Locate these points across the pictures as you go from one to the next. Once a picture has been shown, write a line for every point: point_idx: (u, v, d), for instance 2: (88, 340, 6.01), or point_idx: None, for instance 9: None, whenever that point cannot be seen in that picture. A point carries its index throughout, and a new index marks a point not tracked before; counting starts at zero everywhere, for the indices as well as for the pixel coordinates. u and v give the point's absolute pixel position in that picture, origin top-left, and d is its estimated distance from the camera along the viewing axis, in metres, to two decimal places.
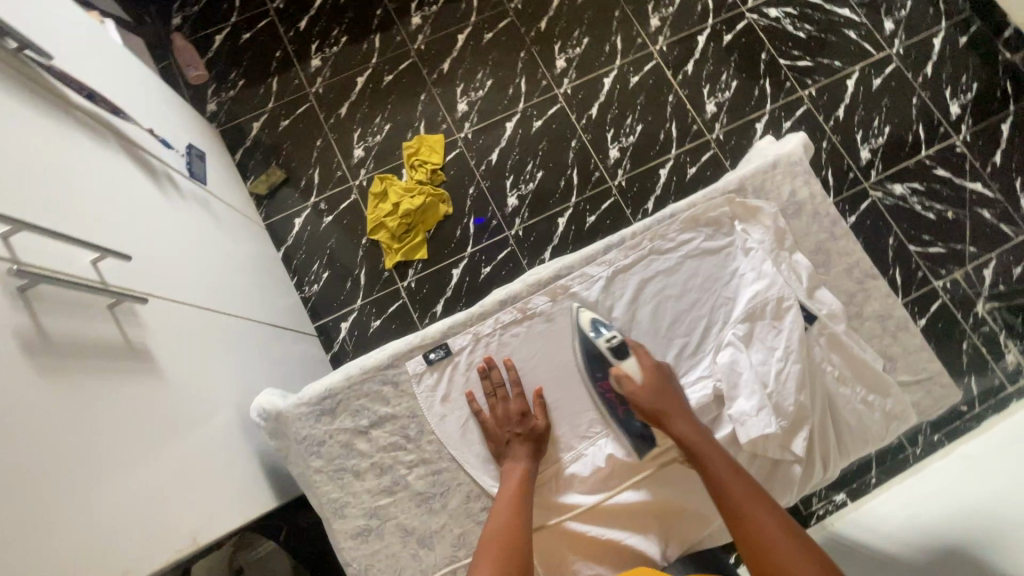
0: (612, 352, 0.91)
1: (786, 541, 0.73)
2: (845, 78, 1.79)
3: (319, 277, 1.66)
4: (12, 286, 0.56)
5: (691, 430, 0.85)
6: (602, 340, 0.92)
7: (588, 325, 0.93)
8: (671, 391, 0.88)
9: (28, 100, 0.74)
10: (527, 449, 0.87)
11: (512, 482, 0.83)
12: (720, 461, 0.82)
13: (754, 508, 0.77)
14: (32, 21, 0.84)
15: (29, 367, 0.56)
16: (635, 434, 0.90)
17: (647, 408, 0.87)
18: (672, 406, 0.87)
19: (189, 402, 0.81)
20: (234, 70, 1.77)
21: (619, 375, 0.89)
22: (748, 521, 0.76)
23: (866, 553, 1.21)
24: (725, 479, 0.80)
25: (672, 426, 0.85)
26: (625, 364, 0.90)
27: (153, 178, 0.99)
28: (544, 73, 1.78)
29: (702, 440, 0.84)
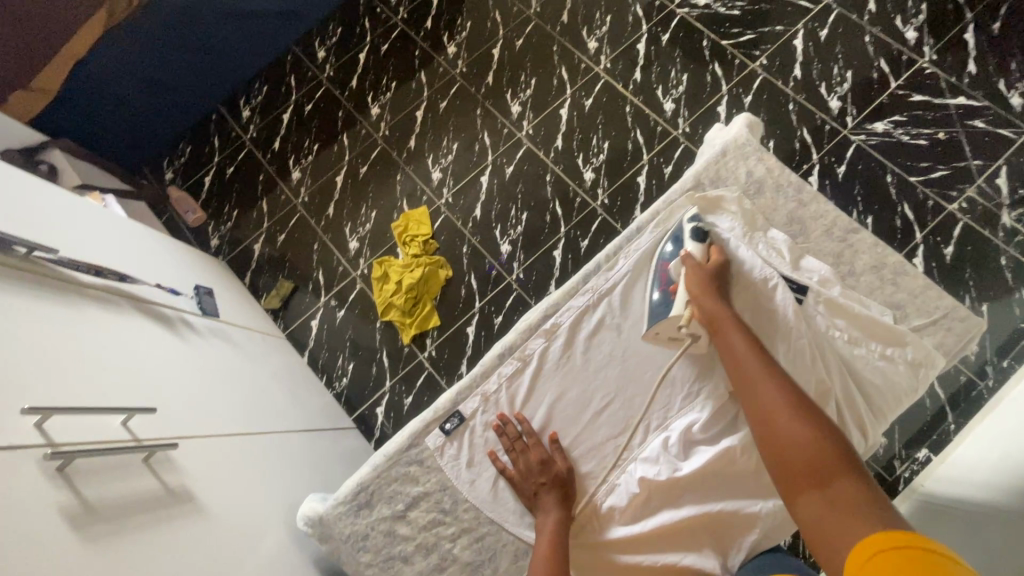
0: (692, 233, 0.94)
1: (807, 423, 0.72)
2: (791, 38, 1.80)
3: (345, 369, 1.72)
4: (49, 468, 0.62)
5: (722, 313, 0.86)
6: (689, 227, 0.95)
7: (689, 217, 0.97)
8: (719, 281, 0.90)
9: (47, 293, 0.84)
10: (556, 497, 0.86)
11: (547, 536, 0.82)
12: (745, 346, 0.83)
13: (770, 389, 0.77)
14: (38, 223, 0.96)
15: (74, 542, 0.61)
16: (656, 302, 0.94)
17: (693, 283, 0.89)
18: (710, 290, 0.89)
19: (238, 528, 0.85)
20: (227, 203, 1.91)
21: (683, 254, 0.92)
22: (758, 385, 0.78)
23: (963, 510, 1.12)
24: (747, 366, 0.81)
25: (706, 304, 0.87)
26: (691, 245, 0.93)
27: (167, 326, 1.08)
28: (503, 122, 1.86)
29: (731, 321, 0.85)
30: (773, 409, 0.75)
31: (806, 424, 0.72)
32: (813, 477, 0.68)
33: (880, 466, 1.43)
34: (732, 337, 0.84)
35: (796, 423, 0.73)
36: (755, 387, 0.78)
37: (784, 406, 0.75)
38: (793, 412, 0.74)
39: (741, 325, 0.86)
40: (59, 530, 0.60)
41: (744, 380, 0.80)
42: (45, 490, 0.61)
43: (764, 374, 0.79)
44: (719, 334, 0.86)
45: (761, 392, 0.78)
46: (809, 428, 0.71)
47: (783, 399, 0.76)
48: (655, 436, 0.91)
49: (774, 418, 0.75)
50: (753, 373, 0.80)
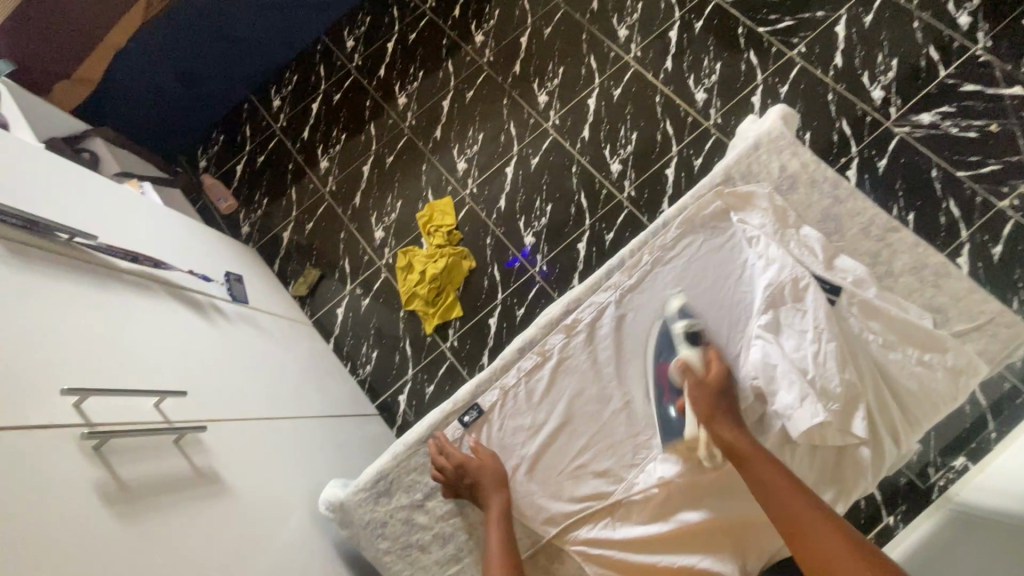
0: (687, 338, 0.91)
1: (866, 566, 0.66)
2: (832, 25, 1.72)
3: (369, 357, 1.75)
4: (87, 447, 0.65)
5: (743, 440, 0.81)
6: (679, 326, 0.92)
7: (677, 312, 0.93)
8: (726, 391, 0.86)
9: (86, 278, 0.88)
10: (496, 501, 0.87)
11: (495, 532, 0.84)
12: (780, 479, 0.76)
13: (817, 531, 0.71)
14: (80, 210, 1.00)
15: (109, 518, 0.64)
16: (671, 425, 0.89)
17: (701, 403, 0.85)
18: (721, 409, 0.84)
19: (263, 509, 0.88)
20: (257, 192, 1.96)
21: (681, 363, 0.89)
22: (801, 530, 0.71)
23: (1001, 524, 1.07)
24: (779, 501, 0.74)
25: (721, 430, 0.82)
26: (688, 354, 0.90)
27: (199, 311, 1.11)
28: (529, 112, 1.84)
29: (753, 448, 0.79)
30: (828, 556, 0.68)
31: (869, 569, 0.66)
32: None
33: (914, 473, 1.37)
34: (759, 470, 0.77)
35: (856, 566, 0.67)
36: (801, 532, 0.71)
37: (840, 550, 0.68)
38: (851, 557, 0.68)
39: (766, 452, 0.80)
40: (96, 507, 0.63)
41: (784, 522, 0.73)
42: (82, 468, 0.64)
43: (805, 513, 0.72)
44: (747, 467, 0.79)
45: (811, 538, 0.70)
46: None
47: (836, 544, 0.69)
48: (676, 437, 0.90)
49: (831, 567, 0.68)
50: (796, 513, 0.73)
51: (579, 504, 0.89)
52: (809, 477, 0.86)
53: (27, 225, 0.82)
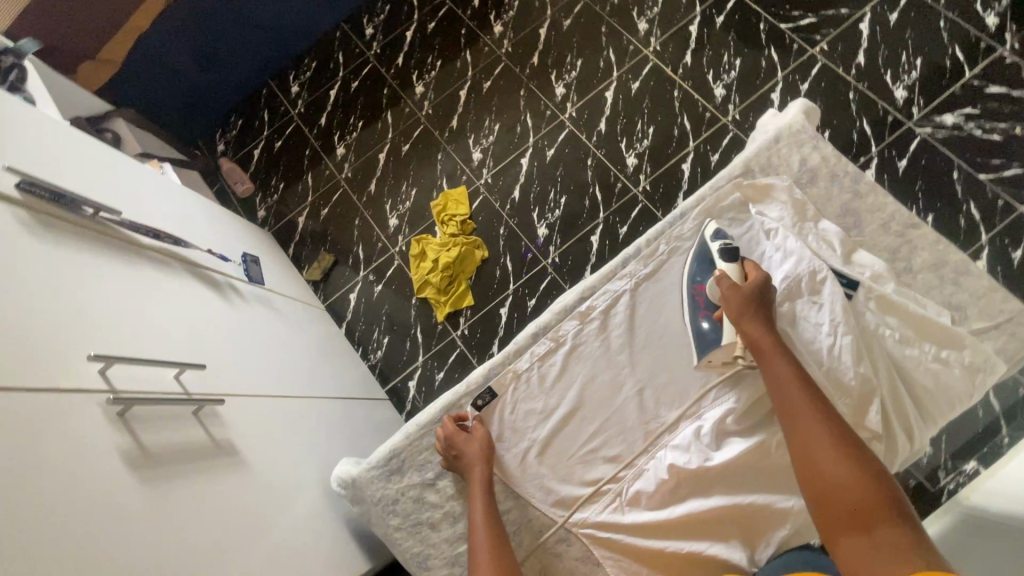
0: (723, 254, 0.90)
1: (846, 459, 0.71)
2: (856, 23, 1.70)
3: (380, 343, 1.76)
4: (111, 412, 0.67)
5: (767, 338, 0.82)
6: (715, 245, 0.91)
7: (711, 234, 0.93)
8: (763, 300, 0.85)
9: (109, 251, 0.89)
10: (482, 474, 0.87)
11: (480, 502, 0.85)
12: (788, 372, 0.79)
13: (812, 420, 0.75)
14: (104, 186, 1.02)
15: (130, 481, 0.65)
16: (702, 333, 0.90)
17: (733, 305, 0.85)
18: (757, 314, 0.84)
19: (276, 483, 0.89)
20: (274, 176, 1.97)
21: (716, 276, 0.88)
22: (798, 417, 0.76)
23: (1011, 527, 1.06)
24: (783, 391, 0.78)
25: (746, 327, 0.83)
26: (726, 266, 0.88)
27: (216, 290, 1.12)
28: (546, 104, 1.84)
29: (774, 347, 0.81)
30: (814, 443, 0.73)
31: (848, 463, 0.70)
32: (857, 521, 0.67)
33: (923, 475, 1.36)
34: (772, 364, 0.80)
35: (838, 458, 0.71)
36: (796, 417, 0.76)
37: (827, 440, 0.72)
38: (836, 449, 0.72)
39: (785, 351, 0.82)
40: (118, 469, 0.65)
41: (782, 408, 0.77)
42: (106, 431, 0.65)
43: (805, 405, 0.76)
44: (767, 363, 0.81)
45: (803, 424, 0.75)
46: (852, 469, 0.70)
47: (829, 440, 0.73)
48: (686, 426, 0.90)
49: (813, 451, 0.73)
50: (795, 402, 0.77)
51: (588, 488, 0.89)
52: None
53: (54, 197, 0.83)
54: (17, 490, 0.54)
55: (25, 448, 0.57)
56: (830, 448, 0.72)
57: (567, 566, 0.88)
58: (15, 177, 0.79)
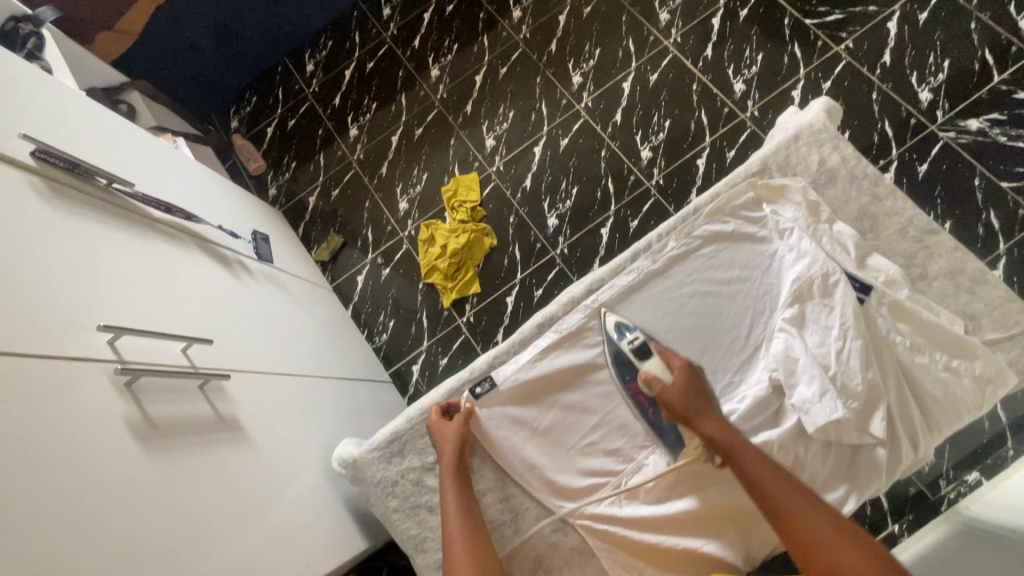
0: (636, 353, 0.90)
1: (848, 548, 0.70)
2: (884, 21, 1.66)
3: (386, 326, 1.77)
4: (118, 381, 0.68)
5: (725, 432, 0.82)
6: (625, 343, 0.90)
7: (615, 329, 0.91)
8: (698, 389, 0.85)
9: (121, 224, 0.90)
10: (450, 465, 0.86)
11: (451, 490, 0.85)
12: (762, 467, 0.78)
13: (803, 517, 0.73)
14: (118, 159, 1.02)
15: (135, 450, 0.66)
16: (665, 433, 0.89)
17: (677, 409, 0.84)
18: (701, 407, 0.84)
19: (279, 460, 0.90)
20: (286, 155, 1.97)
21: (644, 377, 0.87)
22: (788, 517, 0.74)
23: (1007, 539, 1.06)
24: (765, 489, 0.76)
25: (703, 427, 0.83)
26: (651, 365, 0.88)
27: (225, 266, 1.13)
28: (562, 93, 1.82)
29: (733, 441, 0.81)
30: (815, 541, 0.72)
31: (852, 551, 0.70)
32: None
33: (923, 484, 1.36)
34: (744, 461, 0.79)
35: (840, 547, 0.71)
36: (786, 517, 0.74)
37: (826, 532, 0.72)
38: (836, 539, 0.71)
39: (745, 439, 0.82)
40: (123, 438, 0.65)
41: (770, 510, 0.76)
42: (113, 400, 0.66)
43: (790, 501, 0.75)
44: (734, 460, 0.80)
45: (796, 523, 0.73)
46: (860, 556, 0.69)
47: (826, 531, 0.72)
48: None
49: (816, 549, 0.71)
50: (782, 502, 0.75)
51: (587, 480, 0.90)
52: (822, 475, 0.84)
53: (68, 167, 0.84)
54: (24, 452, 0.55)
55: (32, 412, 0.57)
56: (827, 537, 0.72)
57: (562, 556, 0.88)
58: (30, 144, 0.80)
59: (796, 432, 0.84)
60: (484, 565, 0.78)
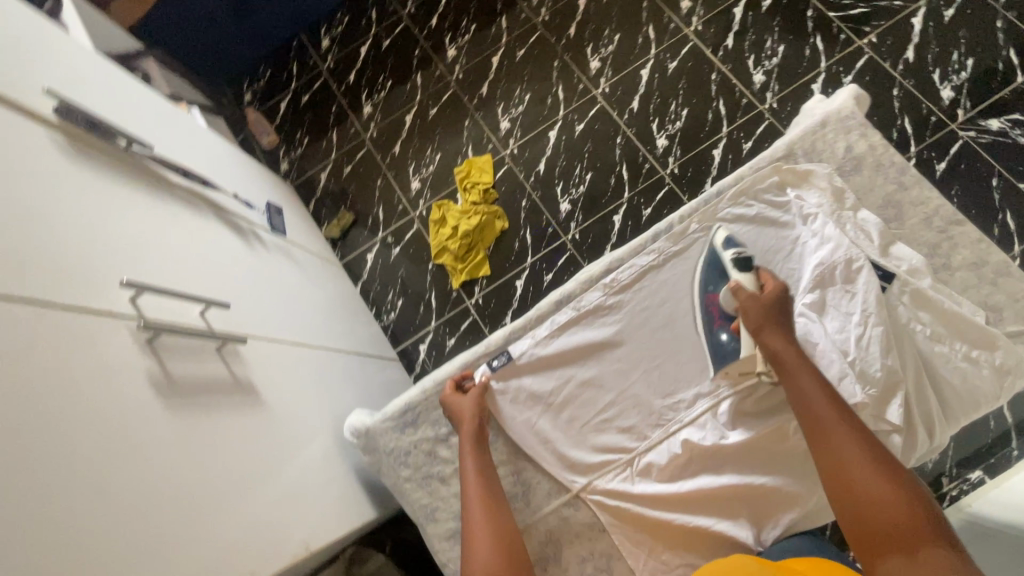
0: (736, 264, 0.90)
1: (879, 473, 0.70)
2: (908, 16, 1.64)
3: (394, 305, 1.77)
4: (139, 338, 0.68)
5: (791, 350, 0.82)
6: (726, 253, 0.92)
7: (722, 241, 0.93)
8: (783, 309, 0.85)
9: (141, 185, 0.89)
10: (471, 435, 0.87)
11: (471, 457, 0.86)
12: (816, 385, 0.79)
13: (841, 434, 0.74)
14: (138, 121, 1.02)
15: (155, 404, 0.66)
16: (721, 346, 0.90)
17: (752, 318, 0.85)
18: (778, 323, 0.84)
19: (292, 427, 0.91)
20: (299, 130, 1.96)
21: (732, 285, 0.88)
22: (825, 432, 0.75)
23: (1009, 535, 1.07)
24: (809, 405, 0.78)
25: (769, 339, 0.83)
26: (741, 276, 0.89)
27: (240, 235, 1.13)
28: (579, 77, 1.80)
29: (798, 359, 0.81)
30: (845, 456, 0.72)
31: (881, 477, 0.70)
32: (896, 539, 0.66)
33: (926, 480, 1.36)
34: (799, 376, 0.80)
35: (871, 470, 0.71)
36: (823, 431, 0.75)
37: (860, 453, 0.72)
38: (868, 462, 0.71)
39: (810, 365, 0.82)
40: (145, 392, 0.66)
41: (809, 424, 0.77)
42: (135, 355, 0.67)
43: (833, 419, 0.75)
44: (791, 375, 0.81)
45: (832, 438, 0.74)
46: (887, 482, 0.69)
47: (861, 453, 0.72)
48: (703, 403, 0.91)
49: (844, 463, 0.72)
50: (823, 417, 0.76)
51: (600, 456, 0.90)
52: None
53: (91, 126, 0.83)
54: (50, 397, 0.55)
55: (59, 360, 0.58)
56: (860, 459, 0.72)
57: (572, 531, 0.89)
58: (51, 100, 0.79)
59: None
60: (504, 538, 0.78)
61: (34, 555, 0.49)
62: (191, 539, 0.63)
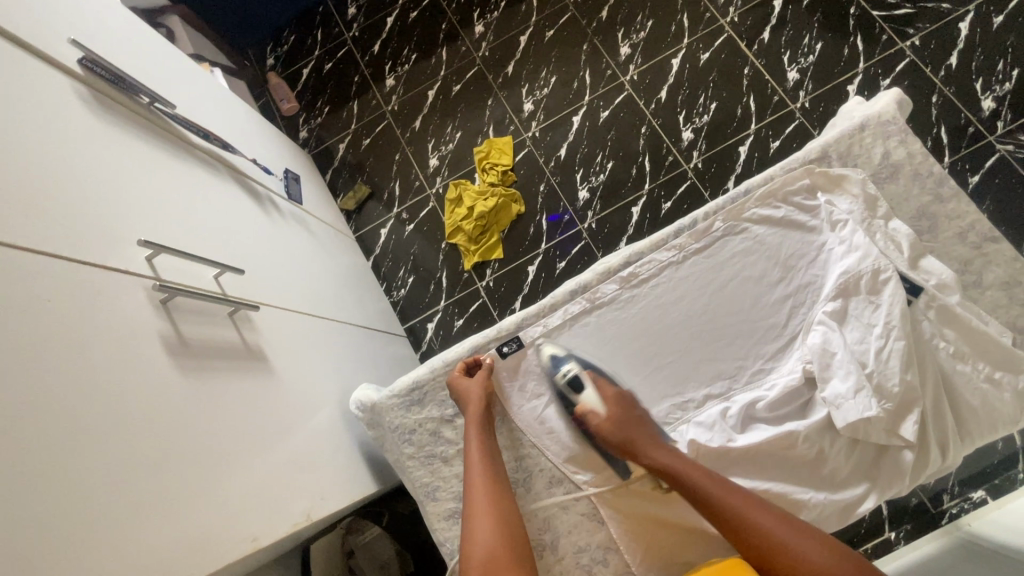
0: (570, 387, 0.90)
1: (801, 539, 0.72)
2: (956, 21, 1.58)
3: (404, 282, 1.76)
4: (155, 298, 0.68)
5: (669, 456, 0.83)
6: (560, 377, 0.91)
7: (551, 362, 0.93)
8: (632, 416, 0.87)
9: (161, 144, 0.89)
10: (475, 417, 0.87)
11: (477, 437, 0.87)
12: (707, 478, 0.79)
13: (751, 520, 0.75)
14: (160, 79, 1.01)
15: (168, 365, 0.67)
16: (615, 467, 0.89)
17: (615, 442, 0.85)
18: (641, 434, 0.85)
19: (299, 396, 0.91)
20: (320, 98, 1.94)
21: (584, 411, 0.89)
22: (737, 523, 0.75)
23: (1000, 555, 1.06)
24: (710, 499, 0.78)
25: (647, 454, 0.84)
26: (587, 397, 0.89)
27: (257, 201, 1.12)
28: (608, 63, 1.76)
29: (678, 463, 0.82)
30: (767, 539, 0.73)
31: (806, 543, 0.72)
32: None
33: (926, 496, 1.36)
34: (688, 478, 0.80)
35: (794, 540, 0.72)
36: (736, 521, 0.75)
37: (774, 529, 0.73)
38: (787, 535, 0.73)
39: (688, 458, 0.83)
40: (158, 352, 0.66)
41: (721, 520, 0.76)
42: (149, 315, 0.67)
43: (739, 506, 0.76)
44: (682, 483, 0.81)
45: (747, 528, 0.74)
46: (816, 547, 0.71)
47: (776, 526, 0.74)
48: (714, 403, 0.90)
49: (770, 548, 0.72)
50: (729, 509, 0.76)
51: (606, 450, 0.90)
52: (844, 470, 0.85)
53: (114, 80, 0.82)
54: (65, 349, 0.55)
55: (75, 315, 0.58)
56: (779, 535, 0.73)
57: (571, 520, 0.89)
58: (77, 53, 0.78)
59: (824, 425, 0.84)
60: (505, 521, 0.79)
61: (49, 505, 0.49)
62: (199, 503, 0.64)
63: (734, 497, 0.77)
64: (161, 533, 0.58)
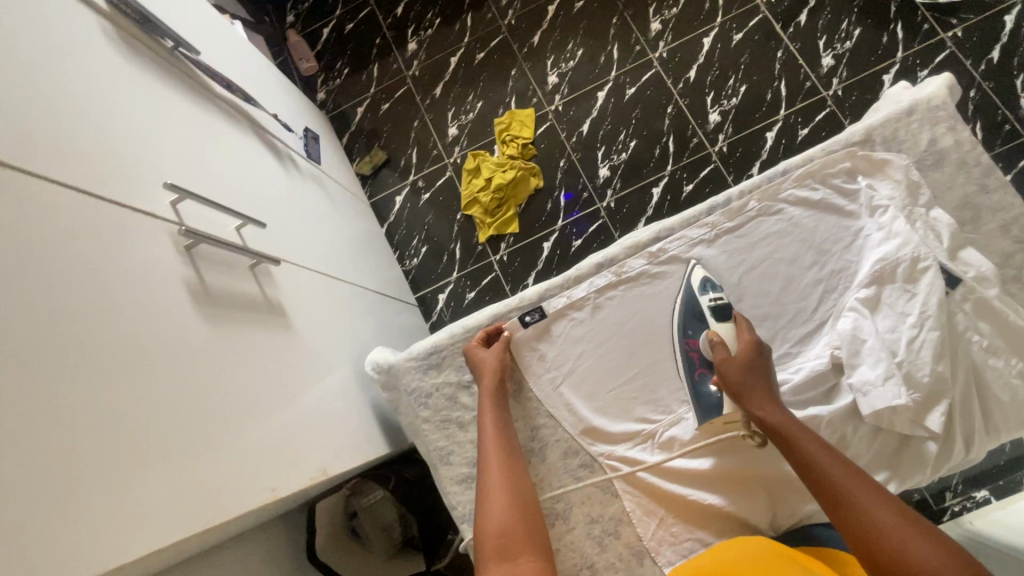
0: (714, 313, 0.87)
1: (921, 538, 0.63)
2: (1002, 13, 1.52)
3: (418, 252, 1.75)
4: (179, 244, 0.67)
5: (782, 416, 0.78)
6: (701, 299, 0.88)
7: (699, 283, 0.89)
8: (763, 366, 0.82)
9: (185, 90, 0.86)
10: (489, 388, 0.87)
11: (490, 410, 0.86)
12: (821, 451, 0.74)
13: (863, 502, 0.68)
14: (185, 23, 0.98)
15: (192, 311, 0.66)
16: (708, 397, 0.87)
17: (734, 380, 0.82)
18: (767, 387, 0.81)
19: (315, 354, 0.90)
20: (339, 60, 1.90)
21: (711, 338, 0.85)
22: (844, 501, 0.69)
23: (998, 551, 1.07)
24: (819, 473, 0.72)
25: (757, 404, 0.79)
26: (721, 327, 0.86)
27: (277, 157, 1.10)
28: (637, 38, 1.71)
29: (791, 425, 0.77)
30: (876, 525, 0.65)
31: (924, 542, 0.63)
32: None
33: (928, 493, 1.36)
34: (798, 443, 0.75)
35: (910, 536, 0.63)
36: (844, 500, 0.69)
37: (888, 517, 0.66)
38: (903, 528, 0.64)
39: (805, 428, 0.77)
40: (183, 297, 0.65)
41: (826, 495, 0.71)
42: (174, 261, 0.66)
43: (852, 486, 0.70)
44: (790, 445, 0.76)
45: (856, 509, 0.68)
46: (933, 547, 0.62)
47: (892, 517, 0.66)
48: None
49: (878, 536, 0.65)
50: (840, 485, 0.70)
51: (624, 425, 0.90)
52: (864, 459, 0.84)
53: (140, 20, 0.80)
54: (93, 287, 0.55)
55: (102, 254, 0.57)
56: (892, 524, 0.65)
57: (584, 492, 0.89)
58: None
59: (848, 411, 0.84)
60: (517, 494, 0.79)
61: (77, 440, 0.49)
62: (220, 452, 0.64)
63: (851, 478, 0.70)
64: (182, 475, 0.58)
